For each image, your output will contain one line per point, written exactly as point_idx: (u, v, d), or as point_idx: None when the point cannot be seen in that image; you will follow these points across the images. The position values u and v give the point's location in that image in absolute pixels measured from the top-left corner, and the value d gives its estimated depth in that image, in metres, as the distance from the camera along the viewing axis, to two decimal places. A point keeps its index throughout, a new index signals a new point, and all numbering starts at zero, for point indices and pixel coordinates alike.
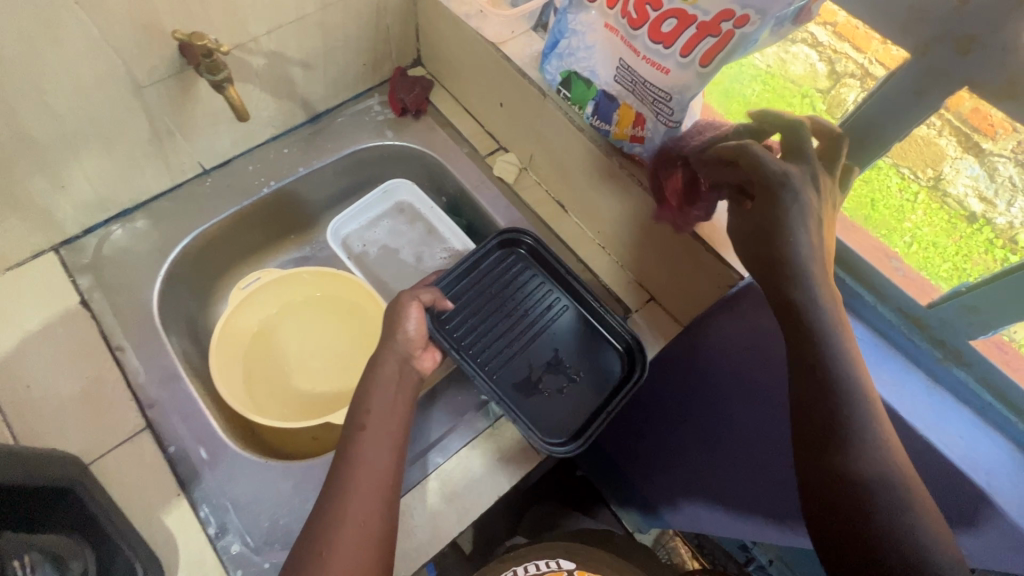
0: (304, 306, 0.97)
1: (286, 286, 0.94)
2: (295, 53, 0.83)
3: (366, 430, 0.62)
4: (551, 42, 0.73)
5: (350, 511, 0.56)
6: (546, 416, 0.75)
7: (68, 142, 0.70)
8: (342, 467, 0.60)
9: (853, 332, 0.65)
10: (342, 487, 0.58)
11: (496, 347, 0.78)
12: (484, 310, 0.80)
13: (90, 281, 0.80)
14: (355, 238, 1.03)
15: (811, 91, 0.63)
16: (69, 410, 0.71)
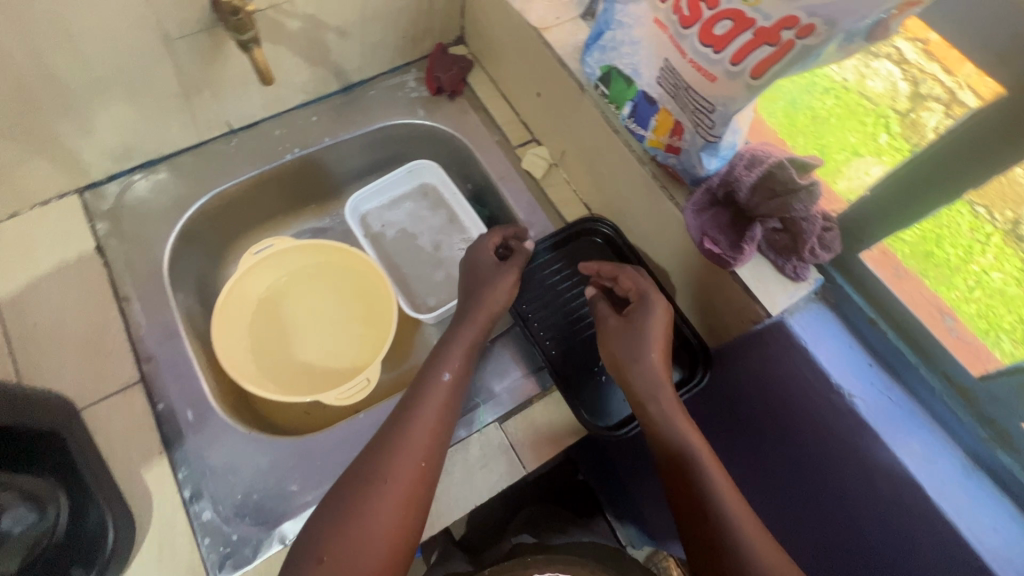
0: (314, 278, 0.96)
1: (300, 254, 0.93)
2: (332, 20, 0.81)
3: (439, 383, 0.67)
4: (595, 33, 0.67)
5: (413, 452, 0.61)
6: (603, 400, 0.74)
7: (96, 87, 0.70)
8: (408, 411, 0.64)
9: (887, 393, 0.60)
10: (411, 426, 0.62)
11: (561, 330, 0.78)
12: (555, 287, 0.80)
13: (108, 228, 0.81)
14: (375, 216, 1.00)
15: (887, 111, 0.57)
16: (69, 353, 0.72)
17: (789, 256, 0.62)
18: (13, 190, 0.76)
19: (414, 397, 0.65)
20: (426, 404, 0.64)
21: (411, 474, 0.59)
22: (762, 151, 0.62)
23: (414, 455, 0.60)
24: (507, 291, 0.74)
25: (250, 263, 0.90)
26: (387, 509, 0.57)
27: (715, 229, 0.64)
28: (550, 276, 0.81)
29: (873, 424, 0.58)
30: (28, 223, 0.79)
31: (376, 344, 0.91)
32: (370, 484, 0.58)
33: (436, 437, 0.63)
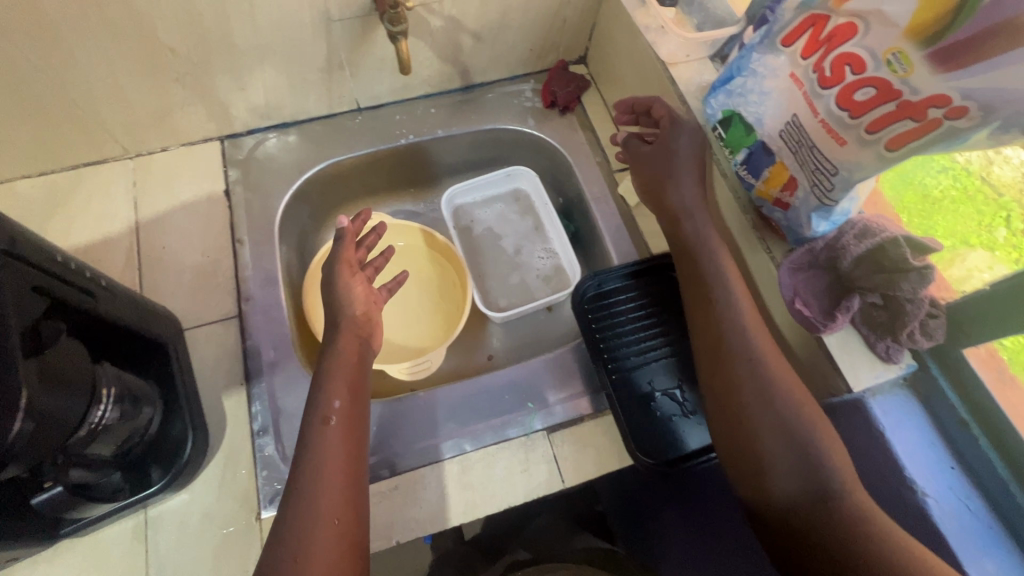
0: (399, 257, 1.01)
1: (393, 232, 1.00)
2: (470, 24, 0.86)
3: (330, 427, 0.61)
4: (724, 76, 0.67)
5: (323, 510, 0.56)
6: (654, 435, 0.73)
7: (259, 52, 0.79)
8: (302, 467, 0.58)
9: (965, 502, 0.57)
10: (319, 485, 0.57)
11: (629, 359, 0.78)
12: (629, 311, 0.80)
13: (238, 175, 0.90)
14: (467, 210, 1.05)
15: (1013, 203, 0.62)
16: (186, 278, 0.82)
17: (883, 335, 0.60)
18: (171, 128, 0.87)
19: (306, 452, 0.59)
20: (319, 454, 0.59)
21: (332, 536, 0.55)
22: (878, 222, 0.60)
23: (324, 516, 0.55)
24: (354, 296, 0.71)
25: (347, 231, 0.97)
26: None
27: (809, 292, 0.62)
28: (626, 303, 0.81)
29: (945, 530, 0.55)
30: (175, 159, 0.90)
31: (444, 330, 0.97)
32: (296, 550, 0.54)
33: (346, 489, 0.58)
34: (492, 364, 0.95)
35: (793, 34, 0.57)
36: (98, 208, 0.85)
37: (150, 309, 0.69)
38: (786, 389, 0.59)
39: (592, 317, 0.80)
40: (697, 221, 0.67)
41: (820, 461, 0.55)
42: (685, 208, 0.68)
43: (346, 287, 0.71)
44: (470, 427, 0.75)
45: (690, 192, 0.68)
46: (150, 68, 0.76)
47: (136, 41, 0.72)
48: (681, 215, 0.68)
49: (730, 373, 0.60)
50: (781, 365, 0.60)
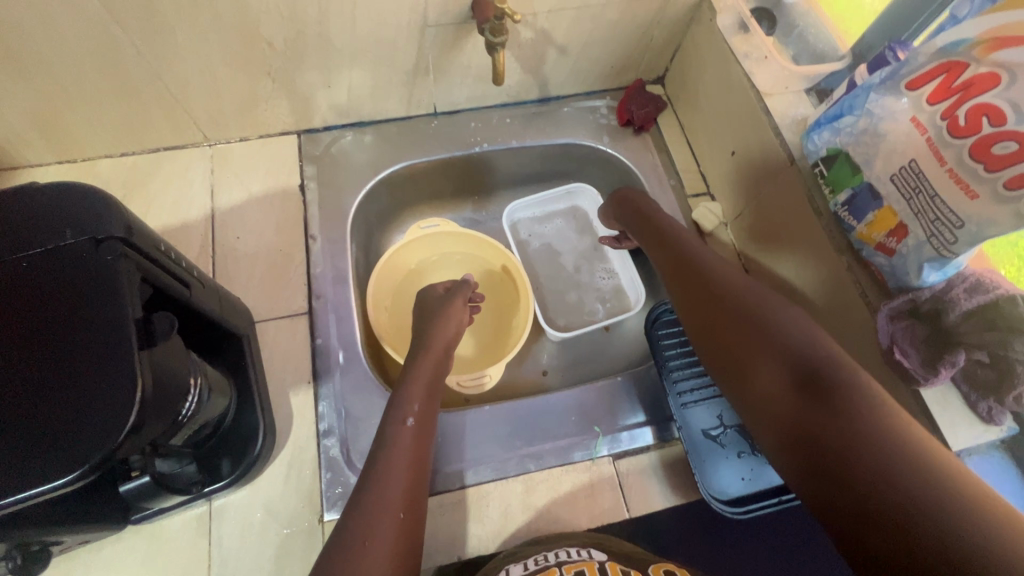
0: (459, 264, 1.01)
1: (453, 240, 0.99)
2: (559, 38, 0.86)
3: (405, 426, 0.64)
4: (832, 113, 0.66)
5: (391, 503, 0.56)
6: (719, 469, 0.73)
7: (351, 51, 0.79)
8: (376, 465, 0.60)
9: None
10: (388, 474, 0.59)
11: (698, 390, 0.76)
12: None
13: (314, 171, 0.90)
14: (526, 227, 1.05)
15: None
16: (258, 271, 0.82)
17: (985, 395, 0.58)
18: (252, 119, 0.87)
19: (382, 451, 0.61)
20: (393, 451, 0.61)
21: (392, 524, 0.54)
22: (990, 277, 0.57)
23: (391, 507, 0.56)
24: (455, 326, 0.80)
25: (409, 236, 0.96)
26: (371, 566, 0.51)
27: (909, 342, 0.59)
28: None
29: None
30: (253, 149, 0.90)
31: (502, 345, 0.95)
32: (354, 544, 0.52)
33: (410, 490, 0.59)
34: (547, 379, 0.94)
35: (920, 79, 0.56)
36: (175, 193, 0.86)
37: (230, 301, 0.69)
38: (760, 294, 0.64)
39: (662, 343, 0.80)
40: (660, 216, 0.82)
41: (799, 350, 0.57)
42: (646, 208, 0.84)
43: (449, 319, 0.80)
44: (534, 446, 0.74)
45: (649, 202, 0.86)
46: (245, 60, 0.76)
47: (237, 33, 0.72)
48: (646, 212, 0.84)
49: (698, 289, 0.69)
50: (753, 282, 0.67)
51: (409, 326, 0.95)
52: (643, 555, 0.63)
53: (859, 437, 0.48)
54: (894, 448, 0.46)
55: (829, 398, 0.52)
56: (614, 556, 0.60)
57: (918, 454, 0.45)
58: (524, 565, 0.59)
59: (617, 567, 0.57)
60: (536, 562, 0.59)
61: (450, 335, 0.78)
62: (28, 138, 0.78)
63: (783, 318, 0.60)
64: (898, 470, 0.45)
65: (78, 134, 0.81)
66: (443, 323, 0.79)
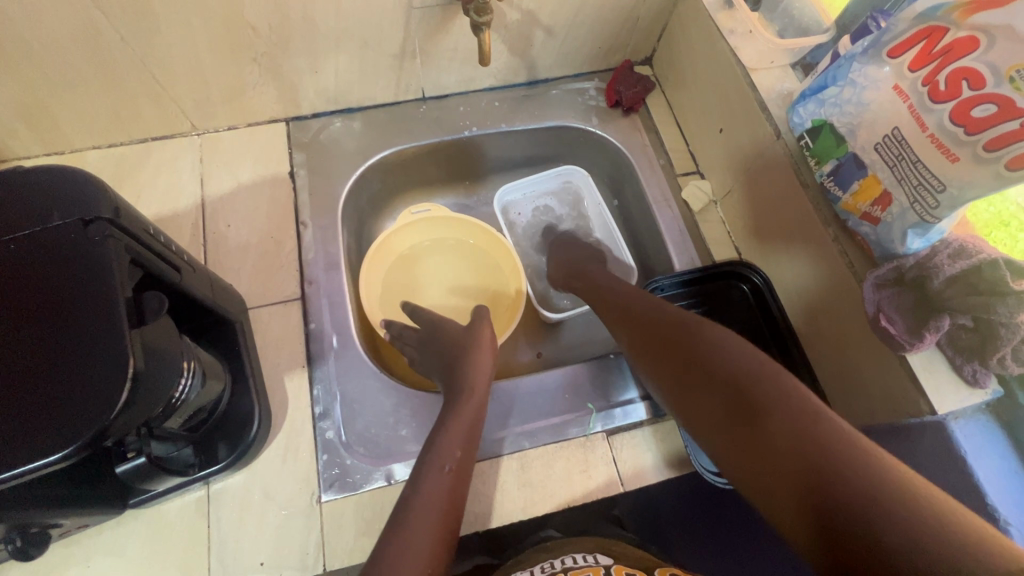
0: (449, 250, 1.01)
1: (442, 223, 0.98)
2: (545, 18, 0.86)
3: (442, 470, 0.57)
4: (816, 84, 0.66)
5: (421, 549, 0.48)
6: None
7: (337, 36, 0.79)
8: (409, 510, 0.52)
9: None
10: (419, 520, 0.51)
11: None
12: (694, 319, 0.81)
13: (303, 158, 0.90)
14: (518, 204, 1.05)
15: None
16: (249, 258, 0.82)
17: (970, 357, 0.59)
18: (240, 107, 0.87)
19: (415, 495, 0.54)
20: (426, 495, 0.54)
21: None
22: (974, 242, 0.57)
23: (420, 554, 0.48)
24: (490, 366, 0.73)
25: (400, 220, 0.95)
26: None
27: (895, 308, 0.61)
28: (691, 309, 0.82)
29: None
30: (241, 138, 0.90)
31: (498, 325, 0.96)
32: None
33: (443, 539, 0.51)
34: (541, 361, 0.95)
35: (901, 46, 0.56)
36: (165, 183, 0.86)
37: (221, 286, 0.70)
38: (685, 320, 0.59)
39: None
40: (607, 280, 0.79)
41: (718, 362, 0.52)
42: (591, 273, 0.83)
43: (481, 354, 0.74)
44: (531, 423, 0.75)
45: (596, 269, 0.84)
46: (231, 46, 0.76)
47: (221, 18, 0.72)
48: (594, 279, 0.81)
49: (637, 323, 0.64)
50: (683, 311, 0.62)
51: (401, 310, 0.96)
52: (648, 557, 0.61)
53: (794, 456, 0.42)
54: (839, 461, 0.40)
55: (758, 414, 0.46)
56: (620, 560, 0.58)
57: (859, 460, 0.39)
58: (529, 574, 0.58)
59: (623, 570, 0.56)
60: (542, 569, 0.58)
61: (487, 365, 0.72)
62: (15, 131, 0.78)
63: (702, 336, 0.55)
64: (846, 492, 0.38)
65: (66, 126, 0.81)
66: (478, 363, 0.72)
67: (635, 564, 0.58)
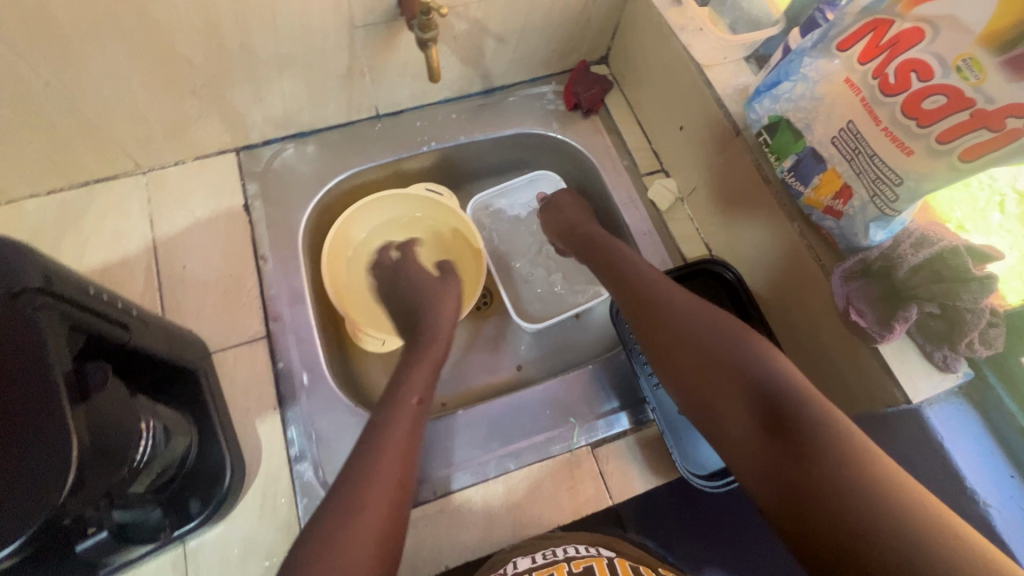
0: (415, 231, 0.99)
1: (402, 203, 0.95)
2: (495, 26, 0.83)
3: (406, 407, 0.63)
4: (770, 80, 0.65)
5: (386, 474, 0.56)
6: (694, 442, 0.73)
7: (279, 61, 0.76)
8: (376, 439, 0.59)
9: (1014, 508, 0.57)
10: (382, 454, 0.57)
11: None
12: None
13: (257, 189, 0.87)
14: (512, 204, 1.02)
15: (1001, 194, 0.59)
16: (209, 299, 0.79)
17: (940, 344, 0.59)
18: (184, 141, 0.83)
19: (384, 422, 0.61)
20: (393, 427, 0.60)
21: (387, 498, 0.55)
22: (935, 230, 0.58)
23: (383, 483, 0.55)
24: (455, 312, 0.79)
25: (356, 204, 0.92)
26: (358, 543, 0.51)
27: (864, 300, 0.61)
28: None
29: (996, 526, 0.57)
30: (190, 172, 0.86)
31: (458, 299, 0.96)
32: (341, 525, 0.52)
33: (405, 463, 0.58)
34: (521, 373, 0.92)
35: (849, 40, 0.56)
36: (112, 228, 0.81)
37: (179, 335, 0.67)
38: (721, 324, 0.62)
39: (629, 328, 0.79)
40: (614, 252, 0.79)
41: (759, 377, 0.56)
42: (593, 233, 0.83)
43: (445, 302, 0.79)
44: (513, 445, 0.73)
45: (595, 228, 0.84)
46: (166, 81, 0.72)
47: (152, 53, 0.68)
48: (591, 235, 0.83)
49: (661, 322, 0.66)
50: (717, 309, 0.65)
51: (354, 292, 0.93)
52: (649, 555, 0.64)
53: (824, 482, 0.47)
54: (862, 483, 0.46)
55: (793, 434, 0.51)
56: (623, 553, 0.62)
57: (885, 489, 0.45)
58: (530, 559, 0.61)
59: (626, 564, 0.60)
60: (544, 557, 0.61)
61: (452, 307, 0.79)
62: None
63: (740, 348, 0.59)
64: (859, 514, 0.45)
65: None
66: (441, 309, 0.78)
67: (636, 560, 0.62)
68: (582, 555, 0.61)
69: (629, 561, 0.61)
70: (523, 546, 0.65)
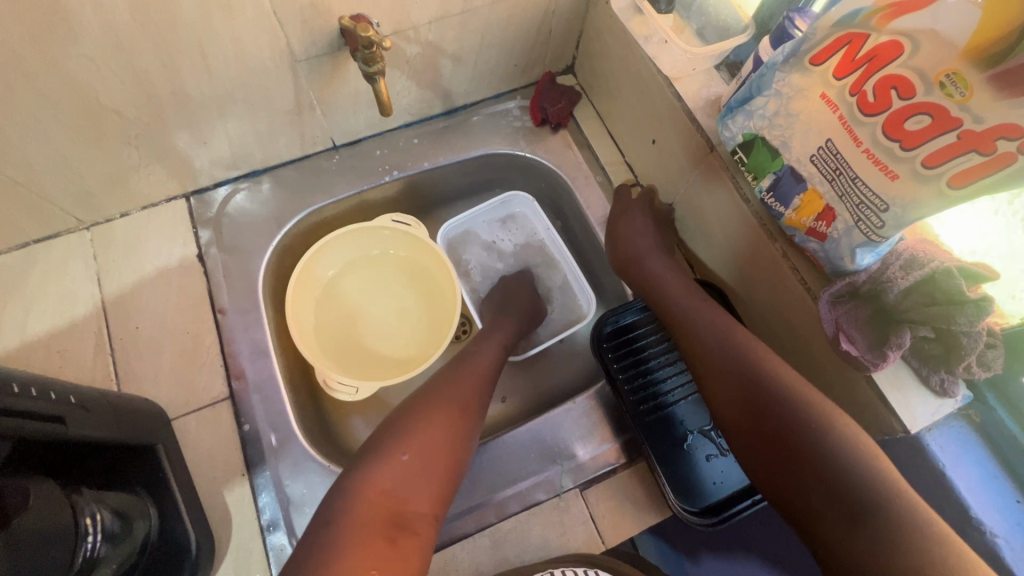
0: (385, 264, 0.94)
1: (373, 235, 0.91)
2: (450, 46, 0.78)
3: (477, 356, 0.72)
4: (741, 95, 0.61)
5: (452, 401, 0.62)
6: (688, 478, 0.70)
7: (219, 103, 0.70)
8: (452, 370, 0.68)
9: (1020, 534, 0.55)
10: (449, 387, 0.64)
11: (655, 399, 0.74)
12: (659, 346, 0.77)
13: (211, 235, 0.81)
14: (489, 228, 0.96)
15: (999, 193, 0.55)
16: (166, 360, 0.74)
17: (937, 368, 0.56)
18: (128, 191, 0.77)
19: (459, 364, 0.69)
20: (468, 368, 0.68)
21: (448, 421, 0.60)
22: (924, 250, 0.54)
23: (447, 407, 0.61)
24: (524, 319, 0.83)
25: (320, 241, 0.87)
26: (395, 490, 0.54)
27: (854, 326, 0.57)
28: (654, 336, 0.78)
29: (1006, 557, 0.54)
30: (138, 223, 0.81)
31: (432, 332, 0.91)
32: (399, 441, 0.57)
33: (470, 402, 0.64)
34: (507, 407, 0.86)
35: (822, 53, 0.51)
36: (56, 291, 0.76)
37: (132, 410, 0.62)
38: (796, 400, 0.56)
39: (613, 358, 0.76)
40: (665, 284, 0.73)
41: (840, 460, 0.52)
42: (638, 254, 0.77)
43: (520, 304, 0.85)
44: (497, 494, 0.69)
45: (644, 243, 0.78)
46: (97, 135, 0.67)
47: (75, 109, 0.62)
48: (632, 260, 0.78)
49: (722, 386, 0.60)
50: (793, 375, 0.58)
51: (326, 335, 0.88)
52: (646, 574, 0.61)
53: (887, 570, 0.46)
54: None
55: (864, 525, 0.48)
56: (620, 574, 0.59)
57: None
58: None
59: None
60: None
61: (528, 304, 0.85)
62: None
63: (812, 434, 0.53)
64: None
65: None
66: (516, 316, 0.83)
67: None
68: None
69: None
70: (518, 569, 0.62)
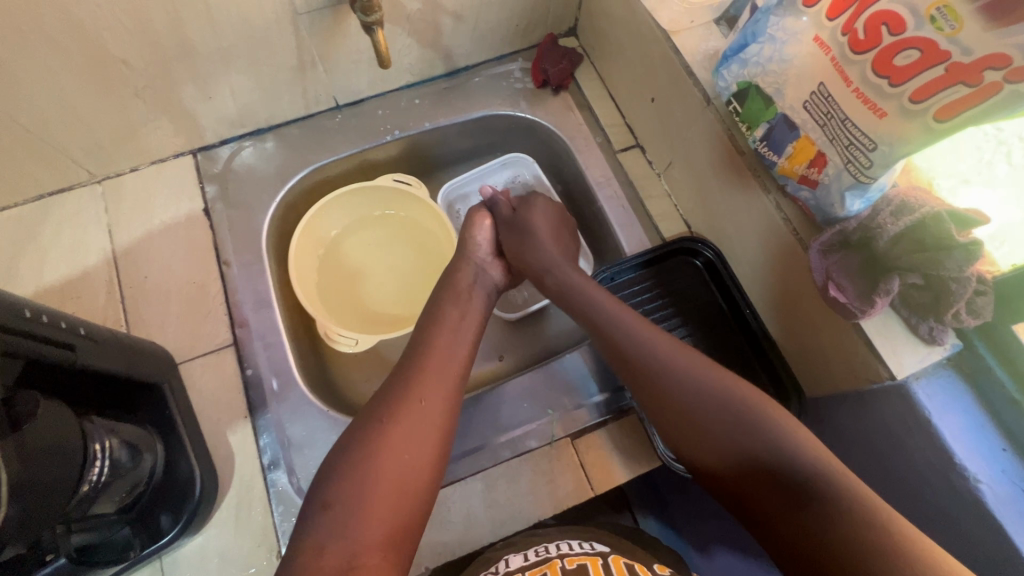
0: (387, 225, 0.96)
1: (379, 195, 0.93)
2: (450, 3, 0.78)
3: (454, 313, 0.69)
4: (737, 43, 0.61)
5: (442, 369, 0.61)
6: None
7: (222, 56, 0.72)
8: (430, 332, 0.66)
9: (1005, 481, 0.55)
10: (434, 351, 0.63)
11: None
12: (652, 305, 0.79)
13: (216, 191, 0.84)
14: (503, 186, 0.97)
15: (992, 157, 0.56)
16: (173, 308, 0.77)
17: (926, 316, 0.56)
18: (137, 146, 0.80)
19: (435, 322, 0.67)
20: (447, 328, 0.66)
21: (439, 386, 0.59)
22: (916, 196, 0.54)
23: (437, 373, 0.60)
24: (488, 241, 0.81)
25: (321, 200, 0.89)
26: (389, 462, 0.52)
27: (843, 274, 0.57)
28: (646, 295, 0.80)
29: (988, 501, 0.54)
30: (147, 178, 0.83)
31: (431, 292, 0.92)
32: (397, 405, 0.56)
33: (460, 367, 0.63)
34: (504, 365, 0.88)
35: None
36: (70, 241, 0.79)
37: (139, 349, 0.65)
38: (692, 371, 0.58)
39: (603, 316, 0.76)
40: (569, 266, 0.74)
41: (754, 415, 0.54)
42: (546, 267, 0.75)
43: (478, 232, 0.81)
44: (491, 440, 0.72)
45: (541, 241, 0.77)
46: (104, 86, 0.69)
47: (86, 59, 0.65)
48: (516, 250, 0.78)
49: (629, 357, 0.63)
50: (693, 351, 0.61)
51: (328, 292, 0.90)
52: (642, 549, 0.61)
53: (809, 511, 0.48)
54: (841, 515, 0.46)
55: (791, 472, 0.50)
56: (617, 548, 0.59)
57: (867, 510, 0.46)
58: (523, 557, 0.58)
59: (620, 561, 0.57)
60: (536, 553, 0.58)
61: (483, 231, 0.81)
62: None
63: (732, 397, 0.55)
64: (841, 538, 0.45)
65: None
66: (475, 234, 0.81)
67: (631, 551, 0.59)
68: (578, 553, 0.58)
69: (624, 557, 0.57)
70: (510, 544, 0.62)
